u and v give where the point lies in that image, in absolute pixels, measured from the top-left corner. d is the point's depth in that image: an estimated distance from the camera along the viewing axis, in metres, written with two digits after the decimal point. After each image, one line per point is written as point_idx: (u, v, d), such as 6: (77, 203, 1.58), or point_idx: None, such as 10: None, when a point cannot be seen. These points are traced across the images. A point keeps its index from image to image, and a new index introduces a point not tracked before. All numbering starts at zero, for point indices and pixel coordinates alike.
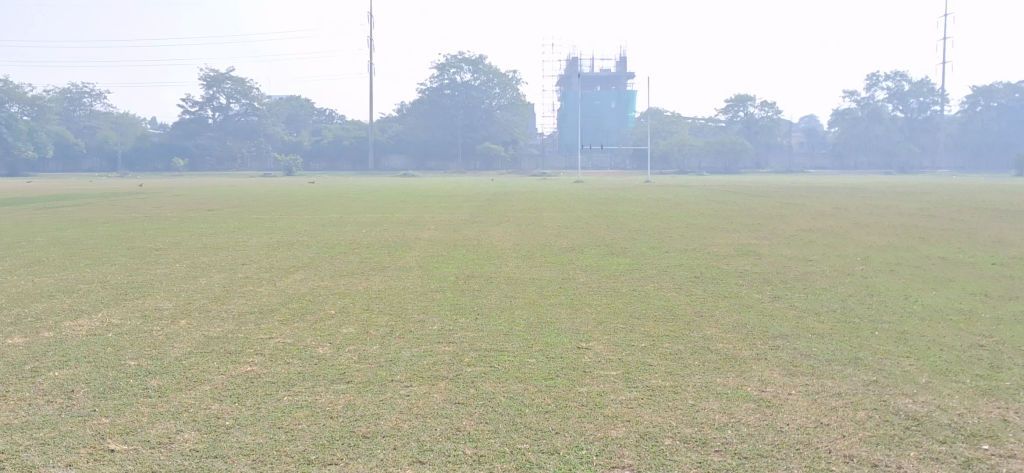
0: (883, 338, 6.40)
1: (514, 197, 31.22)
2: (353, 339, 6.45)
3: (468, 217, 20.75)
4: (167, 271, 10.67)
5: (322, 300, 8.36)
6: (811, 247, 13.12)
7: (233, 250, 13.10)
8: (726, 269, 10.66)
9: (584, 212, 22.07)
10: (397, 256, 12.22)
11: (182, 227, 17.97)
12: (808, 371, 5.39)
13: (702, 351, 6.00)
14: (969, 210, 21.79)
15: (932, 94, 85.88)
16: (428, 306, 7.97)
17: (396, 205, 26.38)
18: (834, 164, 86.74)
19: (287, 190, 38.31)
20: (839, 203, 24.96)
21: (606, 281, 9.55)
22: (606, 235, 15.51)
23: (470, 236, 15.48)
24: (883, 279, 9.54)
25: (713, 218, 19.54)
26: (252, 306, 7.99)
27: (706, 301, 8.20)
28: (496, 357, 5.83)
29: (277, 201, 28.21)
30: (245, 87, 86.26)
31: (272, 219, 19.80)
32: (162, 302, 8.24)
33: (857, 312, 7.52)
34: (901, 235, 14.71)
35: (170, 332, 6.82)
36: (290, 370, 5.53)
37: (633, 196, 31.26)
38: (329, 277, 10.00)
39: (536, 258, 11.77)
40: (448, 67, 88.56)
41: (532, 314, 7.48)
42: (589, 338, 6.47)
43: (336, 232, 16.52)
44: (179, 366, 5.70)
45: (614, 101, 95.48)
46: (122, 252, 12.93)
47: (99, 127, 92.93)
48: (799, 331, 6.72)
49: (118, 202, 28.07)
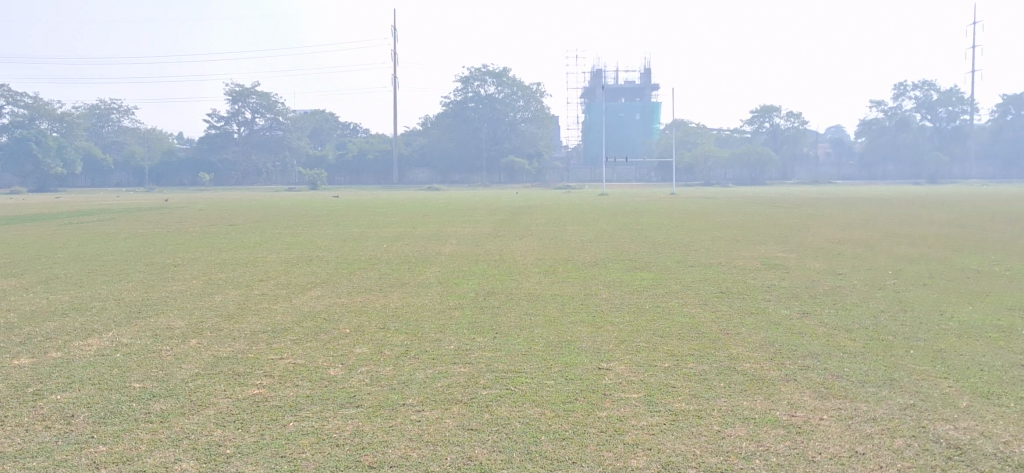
0: (919, 357, 6.12)
1: (537, 209, 30.92)
2: (365, 359, 6.26)
3: (491, 230, 20.50)
4: (183, 288, 10.54)
5: (337, 318, 8.15)
6: (839, 259, 12.80)
7: (251, 266, 12.96)
8: (752, 283, 10.37)
9: (607, 225, 21.83)
10: (417, 272, 12.00)
11: (201, 242, 17.84)
12: (841, 393, 5.11)
13: (729, 371, 5.73)
14: (1002, 220, 21.20)
15: (961, 103, 84.58)
16: (446, 323, 7.76)
17: (416, 218, 26.15)
18: (861, 173, 86.97)
19: (311, 204, 38.30)
20: (868, 214, 24.49)
21: (628, 297, 9.31)
22: (630, 248, 15.22)
23: (491, 250, 15.27)
24: (915, 293, 9.23)
25: (739, 230, 19.17)
26: (264, 325, 7.81)
27: (731, 317, 7.92)
28: (513, 379, 5.61)
29: (299, 215, 28.15)
30: (270, 102, 86.09)
31: (293, 234, 19.65)
32: (175, 321, 8.09)
33: (890, 330, 7.22)
34: (934, 248, 14.32)
35: (179, 351, 6.66)
36: (298, 393, 5.33)
37: (660, 208, 30.90)
38: (345, 294, 9.80)
39: (559, 274, 11.50)
40: (472, 80, 88.35)
41: (552, 333, 7.23)
42: (610, 357, 6.23)
43: (356, 247, 16.33)
44: (184, 388, 5.53)
45: (638, 113, 95.09)
46: (139, 268, 12.84)
47: (127, 142, 93.46)
48: (831, 350, 6.44)
49: (141, 217, 28.04)
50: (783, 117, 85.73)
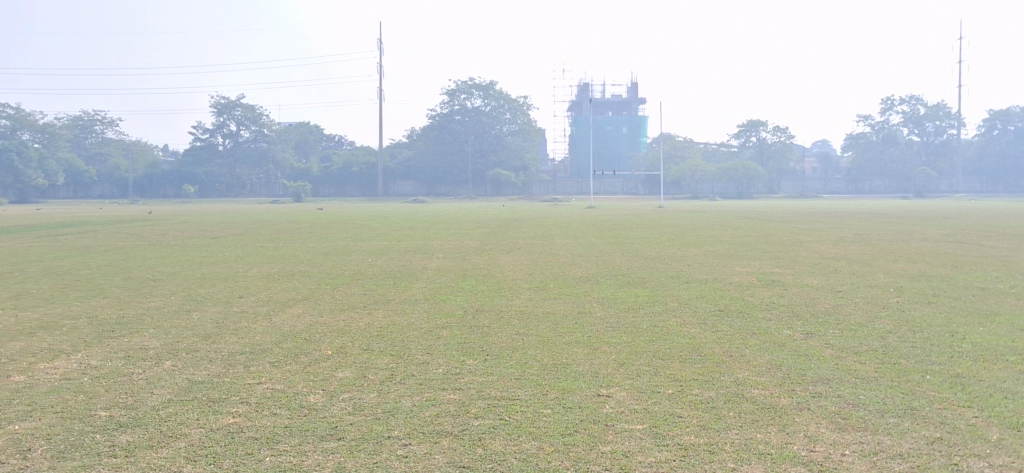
0: (937, 383, 5.78)
1: (524, 222, 30.49)
2: (348, 384, 5.86)
3: (478, 244, 20.16)
4: (158, 304, 10.08)
5: (317, 338, 7.75)
6: (838, 276, 12.50)
7: (232, 281, 12.57)
8: (751, 301, 10.02)
9: (597, 239, 21.50)
10: (404, 288, 11.63)
11: (183, 256, 17.41)
12: (860, 425, 4.77)
13: (738, 399, 5.39)
14: (996, 235, 20.95)
15: (949, 118, 85.41)
16: (433, 344, 7.38)
17: (403, 231, 25.76)
18: (848, 188, 85.94)
19: (295, 216, 37.83)
20: (861, 229, 24.30)
21: (624, 315, 8.94)
22: (623, 263, 14.88)
23: (480, 265, 14.91)
24: (922, 313, 8.90)
25: (731, 245, 18.90)
26: (243, 345, 7.39)
27: (733, 338, 7.55)
28: (506, 406, 5.23)
29: (283, 228, 27.75)
30: (255, 114, 85.80)
31: (276, 248, 19.23)
32: (149, 340, 7.68)
33: (901, 352, 6.91)
34: (932, 264, 14.03)
35: (148, 375, 6.22)
36: (276, 422, 4.93)
37: (649, 222, 30.59)
38: (329, 311, 9.41)
39: (550, 290, 11.14)
40: (457, 92, 87.77)
41: (546, 356, 6.85)
42: (609, 383, 5.85)
43: (340, 261, 15.89)
44: (154, 416, 5.09)
45: (625, 126, 95.12)
46: (116, 283, 12.41)
47: (111, 154, 92.76)
48: (843, 375, 6.09)
49: (122, 230, 27.48)
50: (770, 131, 85.86)
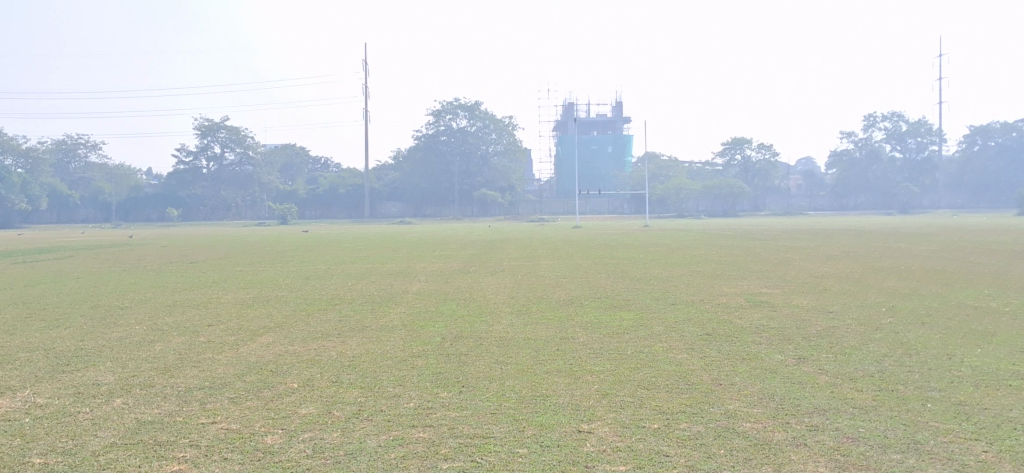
0: (940, 413, 5.40)
1: (507, 243, 30.03)
2: (309, 423, 5.44)
3: (462, 266, 19.71)
4: (121, 335, 9.61)
5: (284, 370, 7.31)
6: (828, 295, 12.17)
7: (205, 308, 12.14)
8: (740, 323, 9.65)
9: (582, 260, 21.16)
10: (381, 313, 11.20)
11: (158, 281, 16.97)
12: (863, 464, 4.39)
13: (728, 435, 5.00)
14: (986, 251, 20.73)
15: (930, 134, 85.26)
16: (407, 375, 6.96)
17: (387, 253, 25.29)
18: (833, 205, 86.34)
19: (280, 239, 37.46)
20: (850, 247, 23.96)
21: (607, 341, 8.54)
22: (608, 284, 14.52)
23: (462, 288, 14.51)
24: (918, 334, 8.51)
25: (718, 264, 18.52)
26: (203, 379, 6.97)
27: (722, 365, 7.17)
28: (479, 447, 4.82)
29: (265, 251, 27.38)
30: (240, 136, 84.66)
31: (253, 272, 18.76)
32: (104, 374, 7.24)
33: (898, 377, 6.57)
34: (923, 282, 13.70)
35: (96, 415, 5.80)
36: (224, 469, 4.53)
37: (633, 241, 30.33)
38: (301, 340, 8.97)
39: (532, 314, 10.76)
40: (443, 113, 87.40)
41: (524, 386, 6.46)
42: (590, 418, 5.45)
43: (319, 285, 15.49)
44: (92, 464, 4.67)
45: (611, 145, 95.03)
46: (82, 312, 11.93)
47: (95, 178, 91.85)
48: (839, 404, 5.72)
49: (101, 254, 27.01)
50: (755, 149, 85.86)
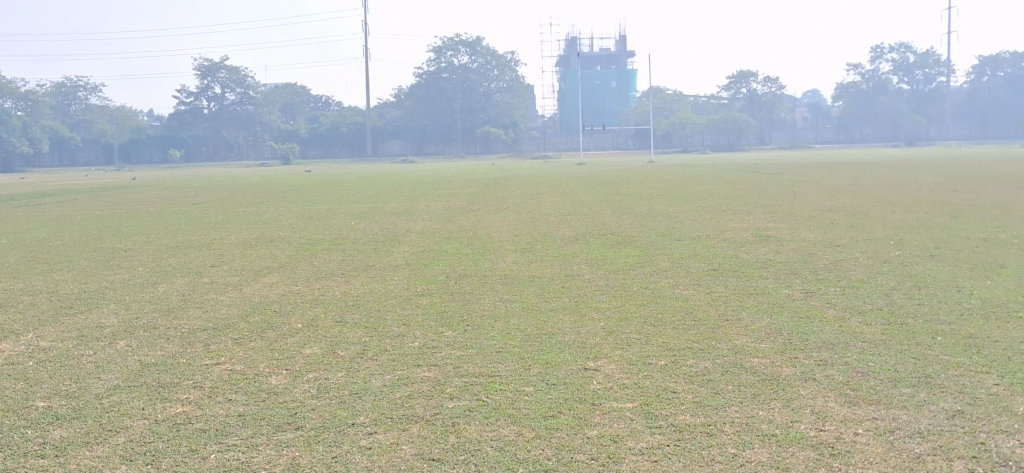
0: (950, 346, 5.34)
1: (510, 181, 29.85)
2: (313, 364, 5.40)
3: (465, 204, 19.62)
4: (125, 277, 9.59)
5: (287, 310, 7.27)
6: (835, 229, 12.08)
7: (208, 249, 12.11)
8: (746, 258, 9.58)
9: (586, 197, 21.03)
10: (384, 252, 11.16)
11: (160, 223, 16.93)
12: (874, 399, 4.33)
13: (736, 370, 4.94)
14: (993, 183, 20.58)
15: (938, 65, 84.12)
16: (412, 315, 6.92)
17: (390, 192, 25.16)
18: (839, 137, 86.01)
19: (284, 180, 37.31)
20: (855, 180, 23.79)
21: (613, 277, 8.48)
22: (611, 221, 14.45)
23: (465, 226, 14.47)
24: (926, 267, 8.44)
25: (722, 199, 18.42)
26: (207, 320, 6.93)
27: (729, 300, 7.12)
28: (485, 386, 4.78)
29: (269, 191, 27.31)
30: (240, 76, 84.04)
31: (255, 212, 18.68)
32: (108, 317, 7.21)
33: (907, 310, 6.51)
34: (930, 214, 13.58)
35: (99, 358, 5.76)
36: (229, 411, 4.48)
37: (635, 178, 30.16)
38: (305, 280, 8.93)
39: (537, 252, 10.70)
40: (444, 49, 86.54)
41: (530, 324, 6.40)
42: (596, 355, 5.40)
43: (321, 225, 15.42)
44: (95, 408, 4.63)
45: (614, 80, 94.12)
46: (85, 255, 11.90)
47: (96, 120, 91.28)
48: (848, 339, 5.65)
49: (103, 197, 26.90)
50: (760, 82, 85.00)
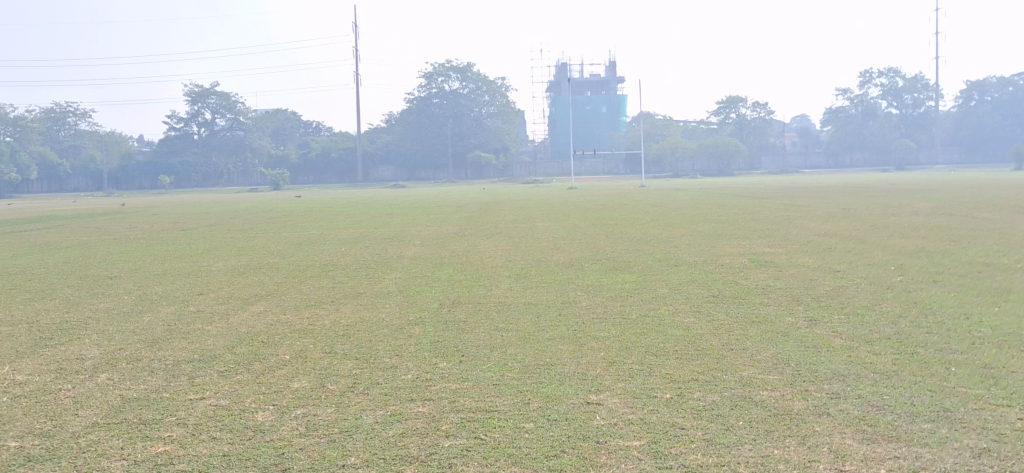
0: (966, 377, 5.13)
1: (501, 206, 29.67)
2: (302, 399, 5.15)
3: (457, 230, 19.41)
4: (109, 306, 9.32)
5: (276, 341, 7.02)
6: (833, 254, 11.92)
7: (196, 276, 11.86)
8: (746, 284, 9.38)
9: (580, 221, 20.87)
10: (376, 279, 10.92)
11: (149, 250, 16.68)
12: (894, 435, 4.11)
13: (745, 404, 4.72)
14: (986, 206, 20.54)
15: (926, 89, 84.71)
16: (404, 345, 6.67)
17: (381, 218, 24.95)
18: (829, 162, 86.15)
19: (274, 205, 37.13)
20: (849, 204, 23.70)
21: (612, 305, 8.27)
22: (606, 246, 14.24)
23: (458, 252, 14.24)
24: (931, 293, 8.24)
25: (716, 223, 18.26)
26: (192, 351, 6.68)
27: (732, 328, 6.90)
28: (483, 422, 4.54)
29: (259, 217, 27.14)
30: (230, 102, 84.03)
31: (244, 239, 18.44)
32: (88, 348, 6.94)
33: (916, 339, 6.30)
34: (928, 239, 13.42)
35: (78, 393, 5.50)
36: (213, 451, 4.24)
37: (628, 202, 30.05)
38: (294, 308, 8.68)
39: (531, 278, 10.48)
40: (435, 75, 86.73)
41: (528, 355, 6.17)
42: (599, 388, 5.17)
43: (311, 251, 15.16)
44: (71, 447, 4.37)
45: (604, 106, 94.42)
46: (69, 282, 11.63)
47: (85, 146, 90.86)
48: (859, 370, 5.44)
49: (91, 223, 26.60)
50: (750, 107, 85.37)
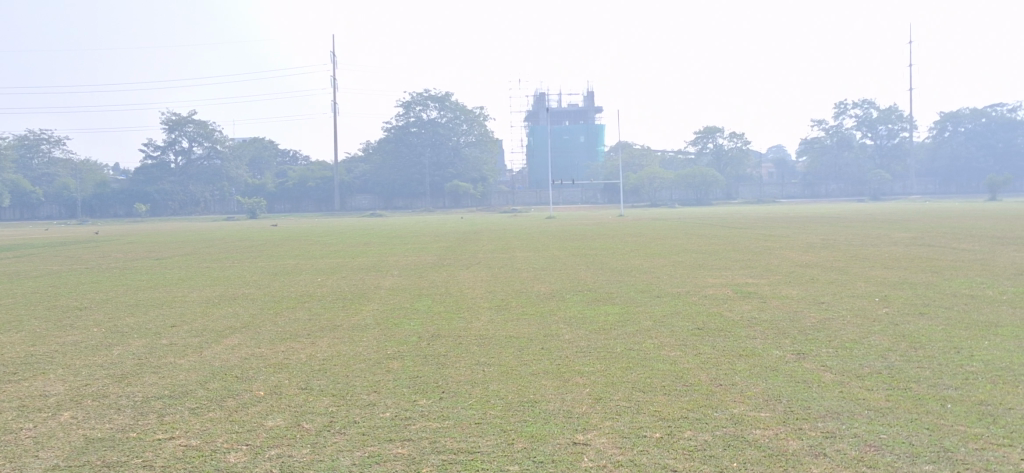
0: (963, 415, 4.99)
1: (480, 235, 29.55)
2: (276, 438, 4.92)
3: (436, 259, 19.22)
4: (76, 339, 9.00)
5: (250, 375, 6.79)
6: (816, 285, 11.84)
7: (168, 307, 11.58)
8: (730, 316, 9.23)
9: (559, 251, 20.77)
10: (353, 311, 10.69)
11: (122, 279, 16.36)
12: None
13: (738, 444, 4.55)
14: (964, 237, 20.66)
15: (901, 121, 85.08)
16: (382, 380, 6.45)
17: (359, 247, 24.72)
18: (804, 192, 85.87)
19: (250, 233, 36.83)
20: (828, 234, 23.81)
21: (595, 339, 8.07)
22: (587, 276, 14.09)
23: (437, 282, 14.03)
24: (919, 326, 8.13)
25: (697, 253, 18.22)
26: (163, 387, 6.43)
27: (720, 363, 6.73)
28: (466, 465, 4.34)
29: (235, 246, 26.86)
30: (208, 130, 83.65)
31: (220, 268, 18.13)
32: (54, 384, 6.67)
33: (908, 374, 6.15)
34: (911, 270, 13.38)
35: (39, 432, 5.23)
36: None
37: (608, 231, 30.03)
38: (269, 342, 8.43)
39: (513, 309, 10.28)
40: (413, 105, 86.64)
41: (510, 390, 5.99)
42: (586, 426, 4.98)
43: (287, 282, 14.89)
44: None
45: (583, 135, 94.84)
46: (37, 313, 11.30)
47: (58, 174, 89.73)
48: (854, 407, 5.28)
49: (65, 252, 26.21)
50: (727, 137, 86.01)
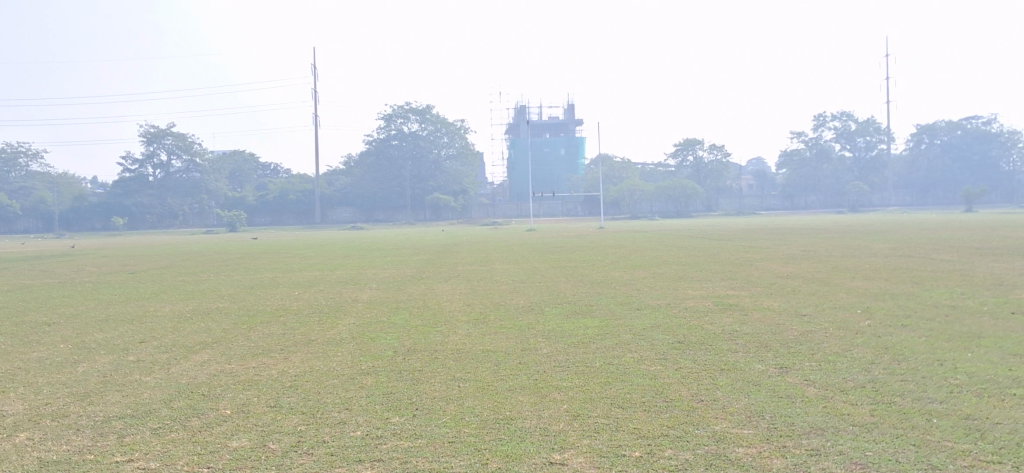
0: (950, 430, 4.86)
1: (459, 247, 29.37)
2: (240, 460, 4.71)
3: (415, 272, 18.99)
4: (41, 356, 8.73)
5: (217, 393, 6.57)
6: (797, 296, 11.73)
7: (139, 322, 11.32)
8: (711, 328, 9.08)
9: (540, 263, 20.62)
10: (328, 325, 10.46)
11: (94, 294, 16.02)
12: None
13: (720, 463, 4.39)
14: (943, 247, 20.71)
15: (879, 133, 86.01)
16: (354, 397, 6.25)
17: (337, 260, 24.42)
18: (784, 204, 86.19)
19: (228, 246, 36.51)
20: (807, 245, 23.84)
21: (574, 352, 7.89)
22: (567, 289, 13.93)
23: (413, 295, 13.83)
24: (901, 338, 8.00)
25: (677, 265, 18.15)
26: (126, 406, 6.19)
27: (700, 377, 6.58)
28: None
29: (213, 258, 26.53)
30: (186, 143, 82.99)
31: (195, 282, 17.84)
32: (12, 403, 6.42)
33: (892, 387, 6.02)
34: (892, 280, 13.29)
35: None
36: None
37: (589, 243, 29.93)
38: (239, 357, 8.21)
39: (490, 323, 10.09)
40: (394, 117, 86.25)
41: (485, 407, 5.82)
42: (562, 445, 4.81)
43: (262, 295, 14.63)
44: None
45: (563, 148, 94.94)
46: (3, 329, 11.02)
47: (35, 187, 88.61)
48: (837, 422, 5.13)
49: (39, 266, 25.83)
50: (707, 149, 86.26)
